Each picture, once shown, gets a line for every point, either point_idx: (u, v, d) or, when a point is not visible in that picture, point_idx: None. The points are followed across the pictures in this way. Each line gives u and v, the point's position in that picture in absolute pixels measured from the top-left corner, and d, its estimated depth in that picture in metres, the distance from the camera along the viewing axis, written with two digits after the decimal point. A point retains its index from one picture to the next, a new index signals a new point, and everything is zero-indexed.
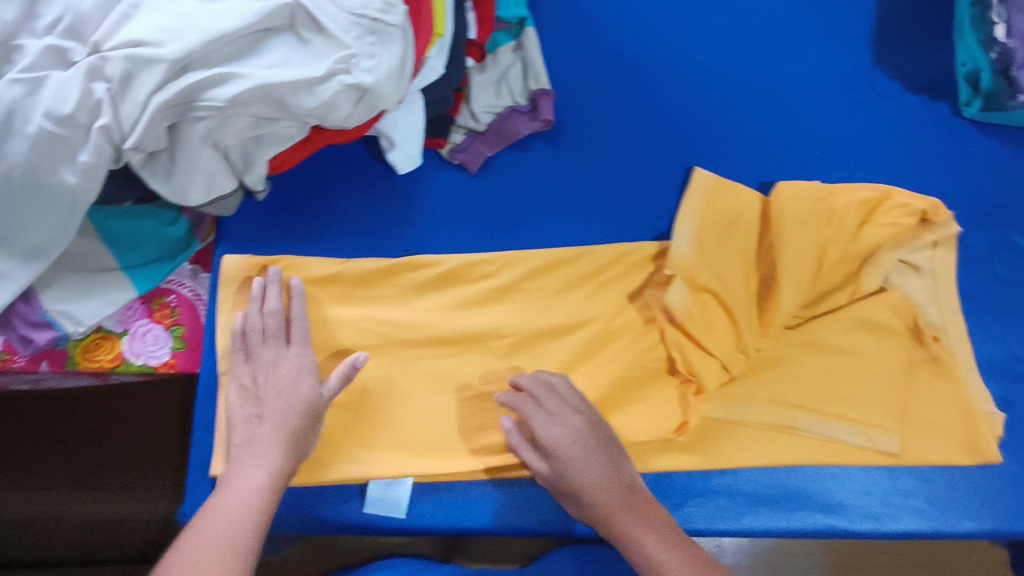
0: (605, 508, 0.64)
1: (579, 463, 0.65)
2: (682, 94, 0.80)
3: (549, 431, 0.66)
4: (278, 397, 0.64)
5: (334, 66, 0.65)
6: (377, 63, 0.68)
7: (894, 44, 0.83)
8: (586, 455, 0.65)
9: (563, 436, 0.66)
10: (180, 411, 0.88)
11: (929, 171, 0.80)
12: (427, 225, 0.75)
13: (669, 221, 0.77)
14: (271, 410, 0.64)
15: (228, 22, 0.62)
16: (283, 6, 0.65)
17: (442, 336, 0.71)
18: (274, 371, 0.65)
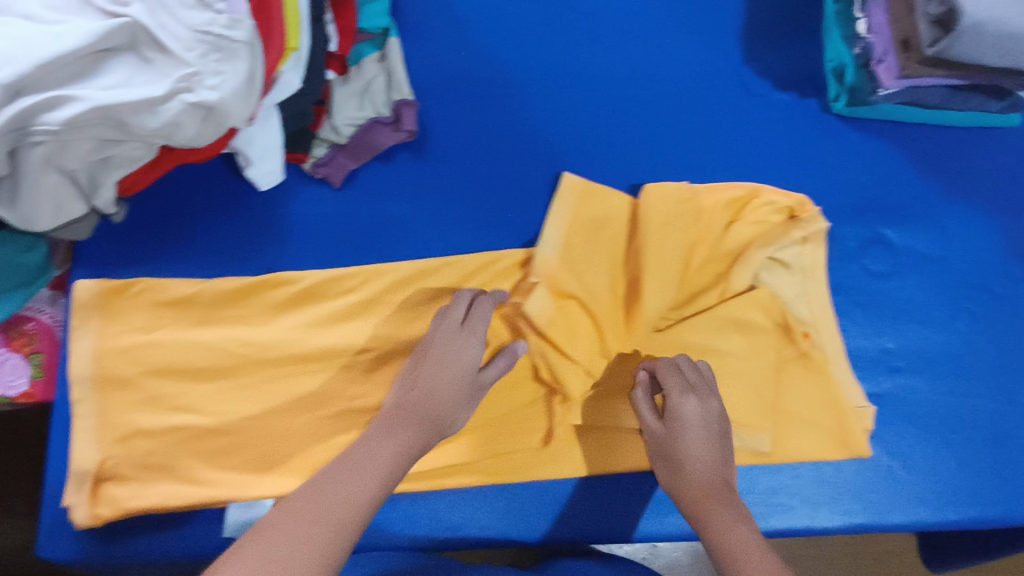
0: (698, 489, 0.65)
1: (693, 432, 0.67)
2: (551, 98, 0.80)
3: (689, 407, 0.68)
4: (439, 378, 0.65)
5: (175, 84, 0.63)
6: (223, 79, 0.65)
7: (762, 42, 0.84)
8: (702, 431, 0.68)
9: (710, 412, 0.68)
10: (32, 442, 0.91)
11: (797, 168, 0.81)
12: (290, 242, 0.74)
13: (537, 227, 0.77)
14: (430, 393, 0.64)
15: (59, 44, 0.59)
16: (120, 25, 0.61)
17: (304, 353, 0.71)
18: (465, 352, 0.66)
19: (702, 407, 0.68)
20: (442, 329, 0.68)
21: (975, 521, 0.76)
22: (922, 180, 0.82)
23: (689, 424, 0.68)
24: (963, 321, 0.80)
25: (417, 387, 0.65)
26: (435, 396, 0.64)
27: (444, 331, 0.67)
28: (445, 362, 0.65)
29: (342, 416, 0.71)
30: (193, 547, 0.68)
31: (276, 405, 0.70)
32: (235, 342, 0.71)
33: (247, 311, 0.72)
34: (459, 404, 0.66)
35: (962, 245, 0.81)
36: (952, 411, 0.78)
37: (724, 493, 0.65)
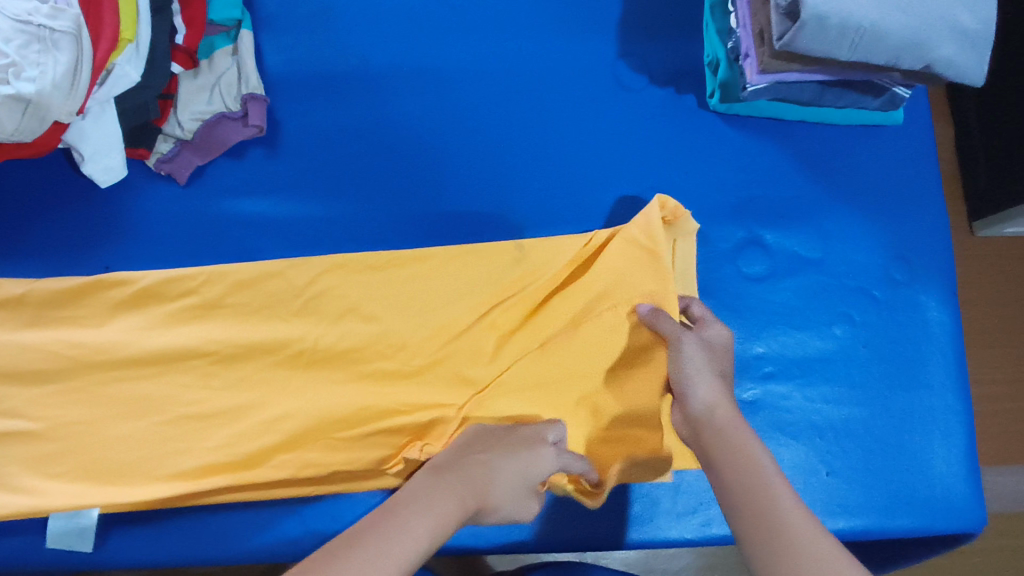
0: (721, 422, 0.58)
1: (699, 368, 0.62)
2: (416, 94, 0.78)
3: (698, 347, 0.63)
4: (496, 463, 0.61)
5: None
6: (43, 71, 0.62)
7: (641, 36, 0.81)
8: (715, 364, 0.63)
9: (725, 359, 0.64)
10: None
11: (673, 167, 0.78)
12: (128, 243, 0.72)
13: (391, 229, 0.74)
14: (474, 462, 0.60)
15: None
16: None
17: (136, 357, 0.68)
18: (527, 454, 0.63)
19: (707, 339, 0.65)
20: (499, 433, 0.66)
21: (839, 532, 0.72)
22: (804, 179, 0.79)
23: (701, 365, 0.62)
24: (841, 326, 0.77)
25: (451, 455, 0.62)
26: (486, 470, 0.60)
27: (521, 433, 0.66)
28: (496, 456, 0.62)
29: (175, 423, 0.68)
30: (17, 554, 0.67)
31: (105, 411, 0.67)
32: (64, 345, 0.67)
33: (81, 312, 0.69)
34: (505, 498, 0.61)
35: (844, 247, 0.78)
36: (824, 420, 0.75)
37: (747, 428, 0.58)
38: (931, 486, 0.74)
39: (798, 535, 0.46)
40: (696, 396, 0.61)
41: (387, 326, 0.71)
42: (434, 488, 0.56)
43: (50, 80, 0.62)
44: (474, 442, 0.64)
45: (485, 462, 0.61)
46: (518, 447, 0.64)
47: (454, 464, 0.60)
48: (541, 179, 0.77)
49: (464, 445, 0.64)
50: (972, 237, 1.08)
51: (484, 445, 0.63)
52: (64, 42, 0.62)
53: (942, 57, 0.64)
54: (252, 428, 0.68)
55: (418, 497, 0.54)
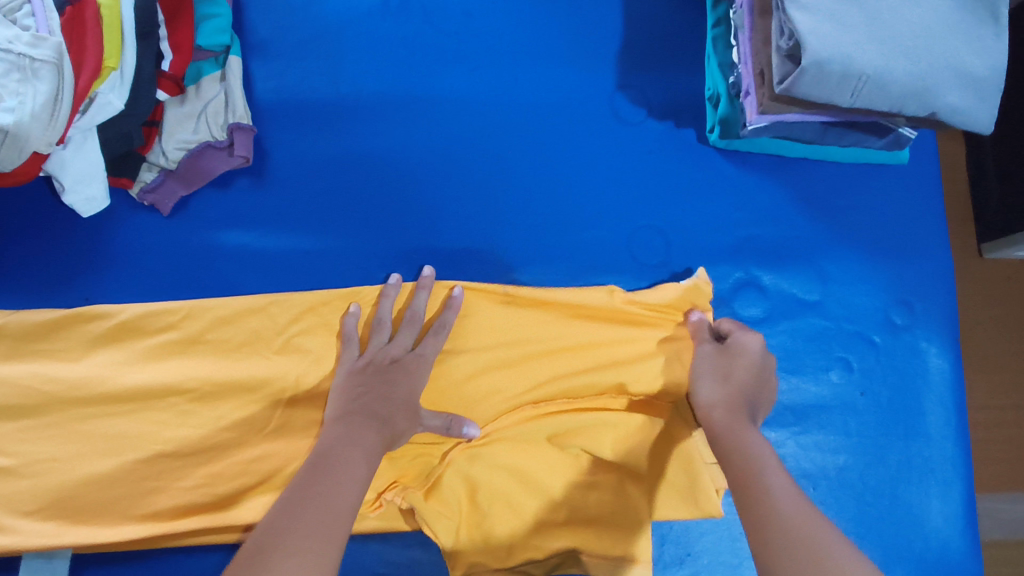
0: (727, 419, 0.63)
1: (708, 372, 0.67)
2: (406, 123, 0.76)
3: (726, 355, 0.67)
4: (380, 395, 0.64)
5: None
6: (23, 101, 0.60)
7: (641, 66, 0.79)
8: (733, 356, 0.67)
9: (746, 362, 0.67)
10: None
11: (670, 203, 0.76)
12: (110, 274, 0.70)
13: (378, 262, 0.72)
14: (368, 403, 0.63)
15: None
16: None
17: (113, 393, 0.66)
18: (402, 378, 0.65)
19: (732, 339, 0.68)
20: (371, 357, 0.67)
21: None
22: (804, 218, 0.77)
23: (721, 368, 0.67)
24: (837, 372, 0.75)
25: (349, 398, 0.64)
26: (380, 406, 0.63)
27: (380, 351, 0.67)
28: (369, 386, 0.64)
29: (151, 462, 0.66)
30: None
31: (81, 448, 0.66)
32: (40, 379, 0.66)
33: (59, 345, 0.67)
34: (399, 420, 0.63)
35: (844, 289, 0.76)
36: (819, 469, 0.73)
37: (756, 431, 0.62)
38: (925, 540, 0.72)
39: (785, 512, 0.53)
40: (702, 393, 0.67)
41: None
42: (355, 440, 0.60)
43: (28, 111, 0.60)
44: (356, 381, 0.65)
45: (374, 400, 0.63)
46: (392, 366, 0.66)
47: (352, 407, 0.63)
48: (533, 212, 0.75)
49: (348, 382, 0.65)
50: (981, 265, 1.05)
51: (365, 381, 0.65)
52: (44, 71, 0.61)
53: (947, 105, 0.62)
54: (230, 468, 0.67)
55: (343, 441, 0.60)
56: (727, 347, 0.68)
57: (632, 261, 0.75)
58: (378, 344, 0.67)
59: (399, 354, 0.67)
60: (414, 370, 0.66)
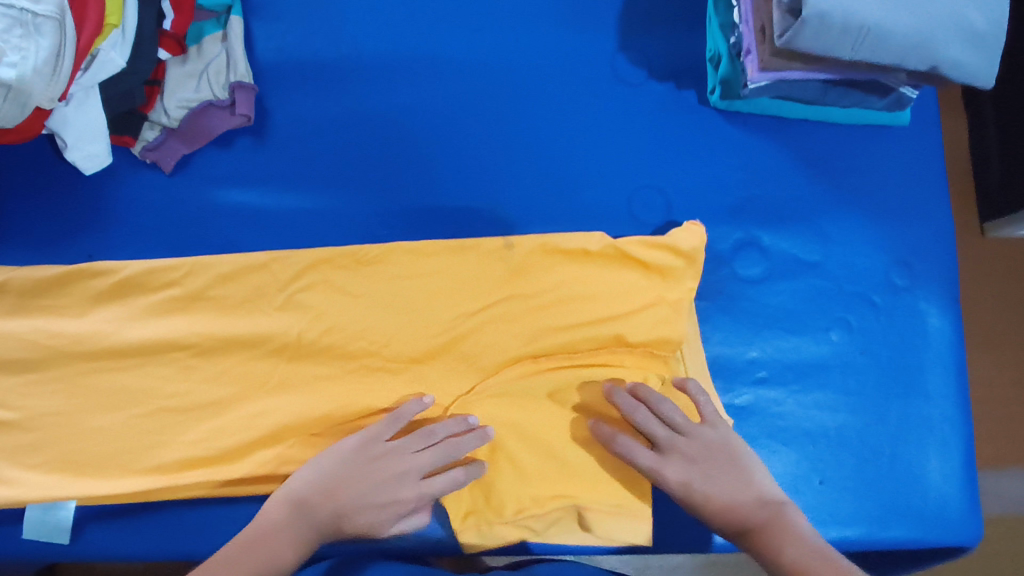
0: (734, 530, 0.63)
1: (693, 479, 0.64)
2: (406, 84, 0.76)
3: (690, 464, 0.64)
4: (359, 486, 0.62)
5: None
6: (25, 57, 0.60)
7: (642, 29, 0.79)
8: (709, 471, 0.64)
9: (714, 477, 0.64)
10: None
11: (670, 164, 0.76)
12: (113, 231, 0.71)
13: (379, 220, 0.73)
14: (338, 484, 0.62)
15: None
16: None
17: (116, 348, 0.67)
18: (390, 467, 0.63)
19: (704, 437, 0.65)
20: (377, 445, 0.64)
21: (832, 542, 0.70)
22: (805, 180, 0.77)
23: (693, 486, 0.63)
24: (838, 332, 0.75)
25: (322, 475, 0.63)
26: (344, 487, 0.62)
27: (382, 443, 0.64)
28: (340, 468, 0.63)
29: (153, 417, 0.67)
30: None
31: (84, 403, 0.66)
32: (44, 334, 0.66)
33: (62, 301, 0.68)
34: (366, 506, 0.62)
35: (845, 251, 0.76)
36: (818, 427, 0.73)
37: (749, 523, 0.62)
38: (923, 497, 0.72)
39: None
40: (669, 474, 0.64)
41: (362, 314, 0.69)
42: (305, 526, 0.61)
43: (30, 66, 0.60)
44: (345, 461, 0.63)
45: (342, 480, 0.63)
46: (377, 467, 0.63)
47: (319, 492, 0.62)
48: (534, 174, 0.75)
49: (334, 456, 0.64)
50: (982, 238, 1.05)
51: (353, 466, 0.63)
52: (47, 27, 0.61)
53: (948, 58, 0.62)
54: (230, 423, 0.67)
55: (292, 520, 0.61)
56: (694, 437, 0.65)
57: (633, 222, 0.75)
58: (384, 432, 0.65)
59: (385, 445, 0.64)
60: (395, 458, 0.64)
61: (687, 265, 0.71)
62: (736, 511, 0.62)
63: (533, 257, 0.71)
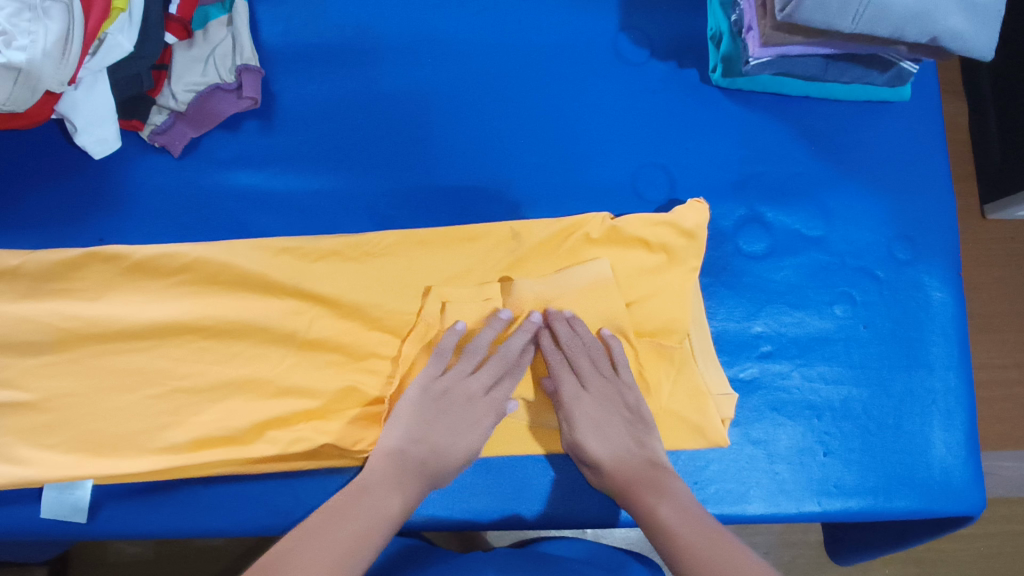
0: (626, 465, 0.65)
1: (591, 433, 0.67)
2: (410, 65, 0.76)
3: (590, 423, 0.67)
4: (445, 423, 0.66)
5: None
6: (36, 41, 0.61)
7: (643, 8, 0.80)
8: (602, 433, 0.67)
9: (602, 425, 0.67)
10: None
11: (673, 142, 0.77)
12: (123, 215, 0.71)
13: (386, 202, 0.73)
14: (432, 437, 0.65)
15: None
16: None
17: (130, 330, 0.67)
18: (472, 428, 0.66)
19: (590, 393, 0.69)
20: (440, 382, 0.67)
21: (838, 514, 0.71)
22: (807, 156, 0.78)
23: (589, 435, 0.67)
24: (842, 307, 0.75)
25: (407, 423, 0.65)
26: (444, 450, 0.65)
27: (465, 394, 0.67)
28: (435, 410, 0.66)
29: (168, 397, 0.68)
30: (12, 525, 0.67)
31: (100, 383, 0.67)
32: (58, 317, 0.67)
33: (74, 284, 0.68)
34: (449, 439, 0.65)
35: (847, 226, 0.77)
36: (823, 401, 0.74)
37: (657, 461, 0.66)
38: (928, 468, 0.73)
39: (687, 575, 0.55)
40: (590, 443, 0.66)
41: (371, 294, 0.70)
42: (396, 475, 0.62)
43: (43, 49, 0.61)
44: (421, 407, 0.66)
45: (437, 439, 0.65)
46: (470, 437, 0.66)
47: (411, 440, 0.64)
48: (537, 154, 0.76)
49: (411, 402, 0.66)
50: (984, 221, 1.06)
51: (434, 410, 0.66)
52: (55, 10, 0.62)
53: (949, 28, 0.63)
54: (244, 403, 0.68)
55: (392, 470, 0.62)
56: (583, 393, 0.69)
57: (637, 200, 0.76)
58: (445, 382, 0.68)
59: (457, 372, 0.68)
60: (469, 388, 0.67)
61: (688, 243, 0.72)
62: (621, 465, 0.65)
63: (539, 246, 0.72)
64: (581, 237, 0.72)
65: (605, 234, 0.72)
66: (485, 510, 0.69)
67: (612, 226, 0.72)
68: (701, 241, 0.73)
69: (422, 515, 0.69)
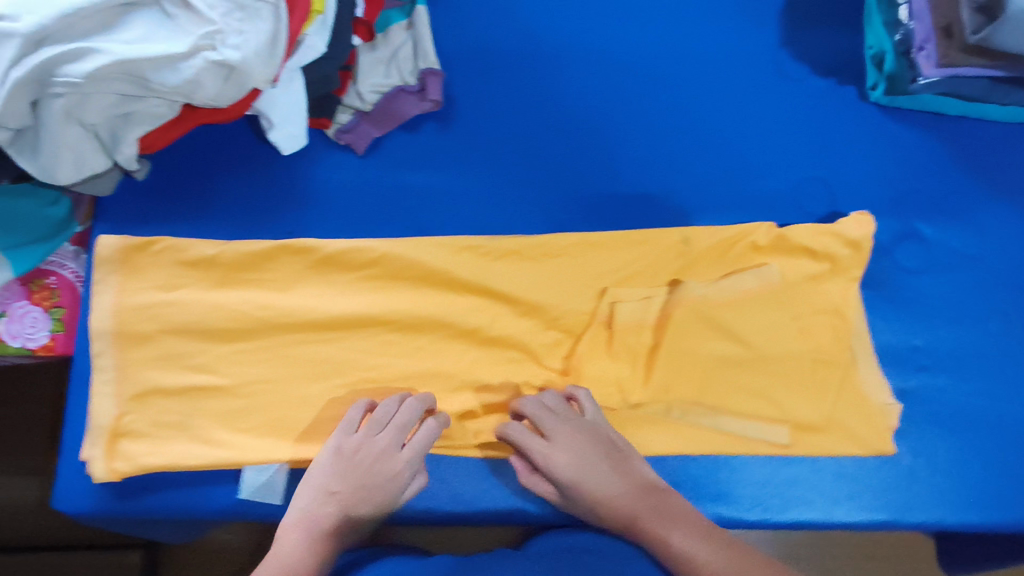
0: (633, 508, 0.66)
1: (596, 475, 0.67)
2: (577, 75, 0.79)
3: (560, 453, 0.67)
4: (358, 489, 0.66)
5: (196, 41, 0.64)
6: (246, 39, 0.65)
7: (803, 27, 0.82)
8: (605, 471, 0.67)
9: (602, 448, 0.68)
10: (54, 394, 0.92)
11: (830, 156, 0.79)
12: (313, 208, 0.74)
13: (560, 207, 0.76)
14: (348, 505, 0.65)
15: None
16: None
17: (321, 321, 0.71)
18: (384, 488, 0.66)
19: (604, 430, 0.69)
20: (354, 443, 0.67)
21: (1000, 526, 0.72)
22: (964, 175, 0.80)
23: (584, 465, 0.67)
24: (999, 323, 0.77)
25: (313, 490, 0.65)
26: (351, 512, 0.65)
27: (376, 449, 0.67)
28: (334, 476, 0.66)
29: (356, 388, 0.71)
30: (203, 507, 0.69)
31: (293, 372, 0.70)
32: (253, 306, 0.70)
33: (267, 275, 0.71)
34: (359, 501, 0.65)
35: (1003, 244, 0.78)
36: (982, 414, 0.75)
37: (670, 497, 0.67)
38: None
39: None
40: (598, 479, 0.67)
41: (550, 294, 0.72)
42: (311, 545, 0.63)
43: (252, 48, 0.65)
44: (335, 465, 0.66)
45: (349, 505, 0.65)
46: (389, 492, 0.66)
47: (321, 509, 0.65)
48: (701, 165, 0.78)
49: (320, 471, 0.66)
50: None
51: (348, 480, 0.66)
52: (264, 11, 0.66)
53: None
54: (428, 396, 0.71)
55: (308, 545, 0.63)
56: (558, 432, 0.68)
57: (800, 213, 0.78)
58: (357, 441, 0.67)
59: (364, 437, 0.67)
60: (377, 450, 0.67)
61: (853, 254, 0.74)
62: (617, 500, 0.66)
63: (707, 253, 0.74)
64: (748, 245, 0.75)
65: (772, 241, 0.75)
66: None
67: (780, 233, 0.74)
68: (866, 252, 0.74)
69: None
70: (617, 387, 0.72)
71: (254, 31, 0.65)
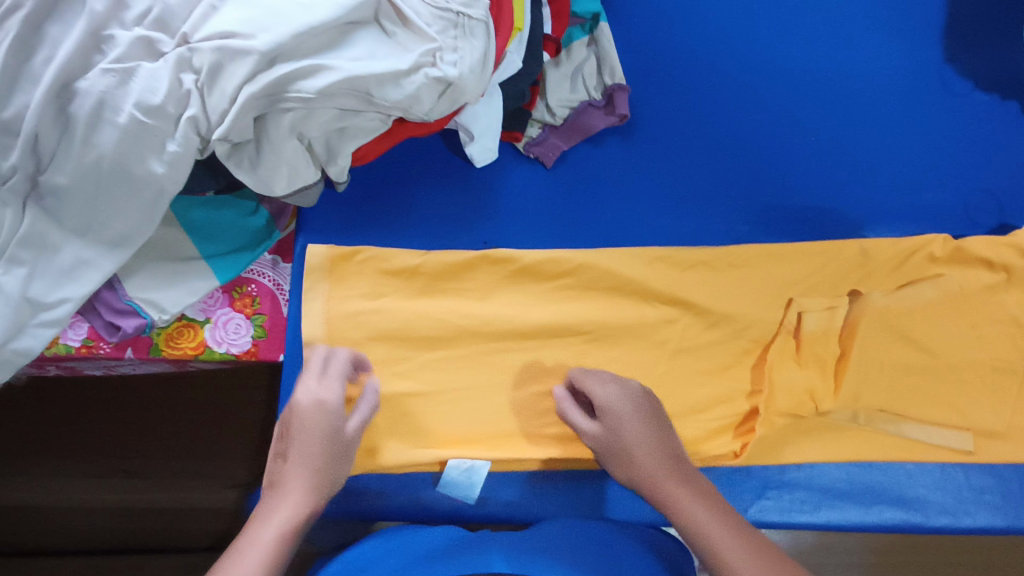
0: (655, 473, 0.64)
1: (631, 436, 0.65)
2: (752, 90, 0.81)
3: (628, 426, 0.66)
4: (297, 424, 0.62)
5: (420, 58, 0.64)
6: (462, 56, 0.65)
7: (966, 42, 0.84)
8: (647, 430, 0.66)
9: (637, 410, 0.67)
10: (241, 407, 0.95)
11: (995, 169, 0.81)
12: (504, 220, 0.76)
13: (741, 219, 0.77)
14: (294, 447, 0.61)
15: (317, 14, 0.60)
16: None
17: (520, 330, 0.73)
18: (316, 417, 0.62)
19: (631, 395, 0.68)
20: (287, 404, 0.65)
21: None
22: None
23: (617, 422, 0.66)
24: None
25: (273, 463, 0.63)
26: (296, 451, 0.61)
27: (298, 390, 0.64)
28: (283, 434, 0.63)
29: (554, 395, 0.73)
30: (414, 505, 0.72)
31: (494, 379, 0.73)
32: (455, 315, 0.72)
33: (466, 285, 0.73)
34: (299, 434, 0.62)
35: None
36: None
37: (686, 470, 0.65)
38: None
39: None
40: (629, 439, 0.65)
41: (739, 304, 0.74)
42: (281, 503, 0.59)
43: (468, 65, 0.64)
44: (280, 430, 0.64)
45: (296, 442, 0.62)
46: (320, 420, 0.62)
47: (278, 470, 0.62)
48: (877, 180, 0.80)
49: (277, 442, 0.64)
50: None
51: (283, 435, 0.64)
52: (478, 29, 0.65)
53: None
54: None
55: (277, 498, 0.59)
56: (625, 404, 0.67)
57: (971, 225, 0.80)
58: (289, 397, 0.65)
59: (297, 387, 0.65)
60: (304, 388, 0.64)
61: None
62: (645, 463, 0.65)
63: (887, 264, 0.76)
64: (925, 256, 0.76)
65: (948, 253, 0.76)
66: (855, 516, 0.73)
67: (956, 246, 0.76)
68: None
69: (795, 520, 0.72)
70: (809, 396, 0.75)
71: (467, 49, 0.65)
